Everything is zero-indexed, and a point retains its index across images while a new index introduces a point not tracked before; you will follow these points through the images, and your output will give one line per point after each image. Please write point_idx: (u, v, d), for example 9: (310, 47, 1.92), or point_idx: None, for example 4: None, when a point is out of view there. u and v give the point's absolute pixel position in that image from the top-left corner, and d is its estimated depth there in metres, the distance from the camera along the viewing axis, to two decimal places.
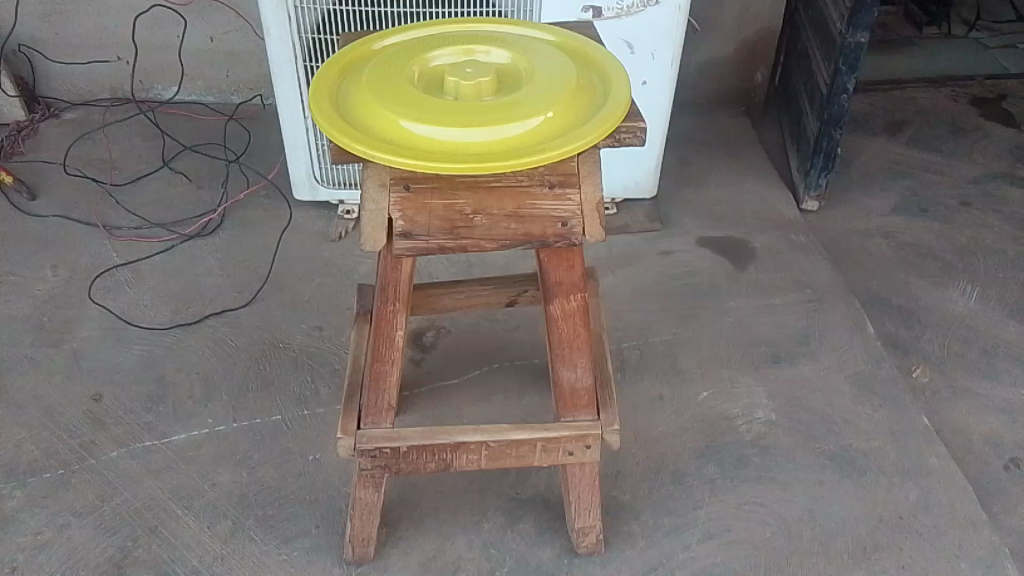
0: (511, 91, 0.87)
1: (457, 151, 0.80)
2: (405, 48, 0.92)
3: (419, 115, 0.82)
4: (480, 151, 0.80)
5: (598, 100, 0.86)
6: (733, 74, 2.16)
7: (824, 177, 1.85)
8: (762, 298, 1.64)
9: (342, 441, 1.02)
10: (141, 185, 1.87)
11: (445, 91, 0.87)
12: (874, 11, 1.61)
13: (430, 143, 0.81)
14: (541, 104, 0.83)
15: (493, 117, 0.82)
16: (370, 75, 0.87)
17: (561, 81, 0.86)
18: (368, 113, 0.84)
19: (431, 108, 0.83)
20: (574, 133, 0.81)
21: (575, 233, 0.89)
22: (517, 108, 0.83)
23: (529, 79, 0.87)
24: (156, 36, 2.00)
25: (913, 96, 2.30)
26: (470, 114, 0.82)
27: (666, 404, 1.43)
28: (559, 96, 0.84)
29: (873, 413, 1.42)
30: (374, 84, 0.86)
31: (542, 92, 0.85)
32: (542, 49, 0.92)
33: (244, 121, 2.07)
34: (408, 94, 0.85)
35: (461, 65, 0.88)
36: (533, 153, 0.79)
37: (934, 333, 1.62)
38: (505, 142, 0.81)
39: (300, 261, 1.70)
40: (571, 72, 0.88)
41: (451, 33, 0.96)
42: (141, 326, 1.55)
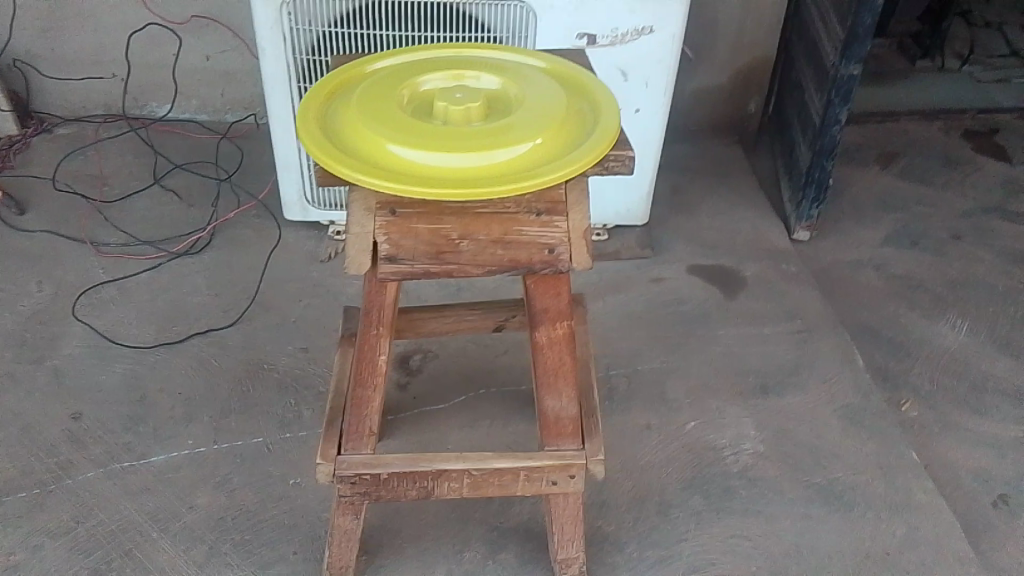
0: (500, 117, 0.86)
1: (443, 176, 0.79)
2: (396, 72, 0.92)
3: (407, 139, 0.81)
4: (467, 177, 0.79)
5: (588, 128, 0.86)
6: (727, 103, 2.17)
7: (816, 207, 1.85)
8: (752, 327, 1.64)
9: (321, 466, 1.00)
10: (131, 202, 1.86)
11: (433, 115, 0.86)
12: (868, 44, 1.62)
13: (417, 168, 0.80)
14: (530, 131, 0.83)
15: (481, 143, 0.81)
16: (359, 98, 0.87)
17: (551, 109, 0.86)
18: (355, 136, 0.83)
19: (419, 133, 0.82)
20: (563, 161, 0.80)
21: (562, 260, 0.88)
22: (505, 134, 0.82)
23: (519, 106, 0.87)
24: (151, 53, 2.00)
25: (906, 129, 2.31)
26: (458, 139, 0.81)
27: (653, 433, 1.41)
28: (547, 123, 0.84)
29: (862, 447, 1.40)
30: (362, 107, 0.85)
31: (531, 118, 0.84)
32: (533, 75, 0.91)
33: (237, 139, 2.06)
34: (396, 118, 0.84)
35: (450, 90, 0.87)
36: (520, 180, 0.78)
37: (924, 366, 1.61)
38: (492, 168, 0.80)
39: (289, 281, 1.69)
40: (561, 100, 0.87)
41: (442, 57, 0.96)
42: (125, 344, 1.54)
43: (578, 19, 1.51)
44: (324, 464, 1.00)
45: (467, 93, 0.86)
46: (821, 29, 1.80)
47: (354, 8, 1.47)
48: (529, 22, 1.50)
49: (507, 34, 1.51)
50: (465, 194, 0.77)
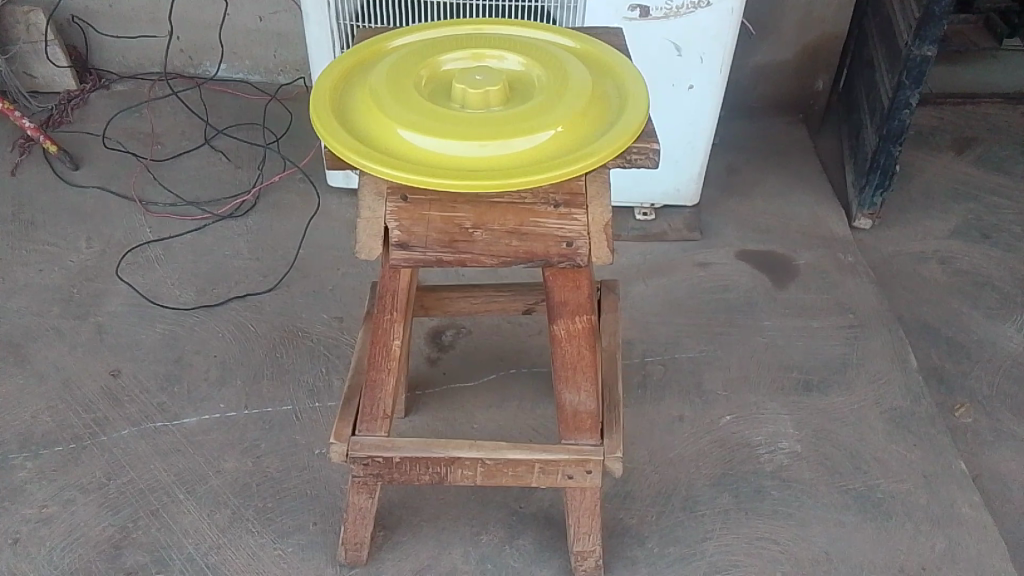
0: (521, 102, 0.82)
1: (457, 166, 0.76)
2: (415, 49, 0.89)
3: (422, 125, 0.78)
4: (482, 167, 0.76)
5: (614, 115, 0.81)
6: (793, 80, 2.07)
7: (879, 194, 1.75)
8: (799, 319, 1.56)
9: (334, 446, 0.99)
10: (180, 162, 1.88)
11: (452, 98, 0.83)
12: (945, 23, 1.51)
13: (431, 156, 0.77)
14: (551, 118, 0.78)
15: (498, 130, 0.77)
16: (375, 79, 0.84)
17: (575, 92, 0.81)
18: (371, 121, 0.81)
19: (435, 119, 0.79)
20: (584, 152, 0.76)
21: (580, 255, 0.84)
22: (524, 121, 0.78)
23: (542, 89, 0.83)
24: (205, 13, 2.00)
25: (987, 113, 2.17)
26: (474, 125, 0.78)
27: (685, 425, 1.37)
28: (571, 109, 0.80)
29: (906, 453, 1.33)
30: (378, 88, 0.83)
31: (554, 103, 0.80)
32: (559, 55, 0.87)
33: (287, 101, 2.06)
34: (412, 101, 0.81)
35: (470, 70, 0.84)
36: (536, 171, 0.74)
37: (982, 370, 1.53)
38: (509, 159, 0.77)
39: (329, 248, 1.68)
40: (586, 83, 0.83)
41: (466, 34, 0.92)
42: (165, 304, 1.56)
43: None
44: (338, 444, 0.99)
45: (486, 75, 0.82)
46: (896, 4, 1.69)
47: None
48: None
49: (556, 3, 1.45)
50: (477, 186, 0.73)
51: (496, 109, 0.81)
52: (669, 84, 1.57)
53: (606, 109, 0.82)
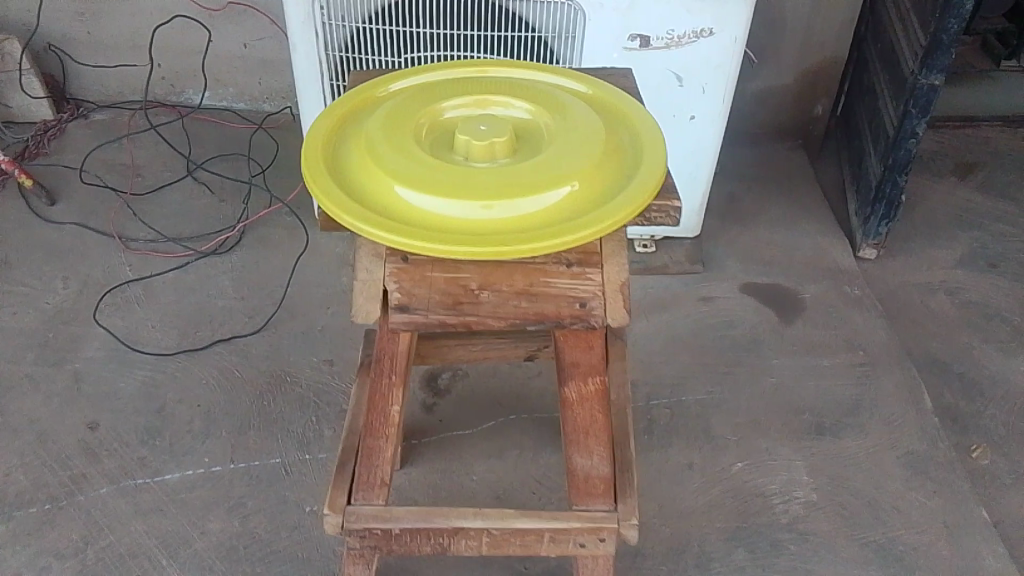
0: (529, 155, 0.76)
1: (461, 230, 0.70)
2: (414, 93, 0.82)
3: (423, 183, 0.72)
4: (489, 231, 0.70)
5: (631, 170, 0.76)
6: (792, 105, 2.02)
7: (885, 225, 1.70)
8: (809, 357, 1.51)
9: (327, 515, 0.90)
10: (162, 195, 1.81)
11: (455, 151, 0.77)
12: (953, 52, 1.46)
13: (434, 218, 0.71)
14: (563, 174, 0.72)
15: (506, 189, 0.71)
16: (371, 128, 0.78)
17: (588, 143, 0.75)
18: (367, 177, 0.75)
19: (437, 175, 0.73)
20: (602, 215, 0.70)
21: (595, 316, 0.77)
22: (534, 177, 0.72)
23: (552, 139, 0.77)
24: (188, 40, 1.93)
25: (987, 136, 2.14)
26: (480, 183, 0.72)
27: (695, 474, 1.31)
28: (585, 163, 0.73)
29: (925, 501, 1.28)
30: (374, 139, 0.76)
31: (566, 157, 0.74)
32: (570, 99, 0.81)
33: (273, 130, 1.99)
34: (411, 154, 0.75)
35: (474, 120, 0.78)
36: (546, 238, 0.68)
37: (997, 408, 1.48)
38: (519, 222, 0.71)
39: (318, 286, 1.62)
40: (600, 132, 0.77)
41: (469, 76, 0.86)
42: (146, 349, 1.48)
43: (632, 18, 1.38)
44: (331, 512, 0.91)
45: (491, 126, 0.76)
46: (900, 31, 1.65)
47: (391, 4, 1.38)
48: (578, 22, 1.38)
49: (553, 33, 1.40)
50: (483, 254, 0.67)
51: (503, 162, 0.76)
52: (670, 115, 1.52)
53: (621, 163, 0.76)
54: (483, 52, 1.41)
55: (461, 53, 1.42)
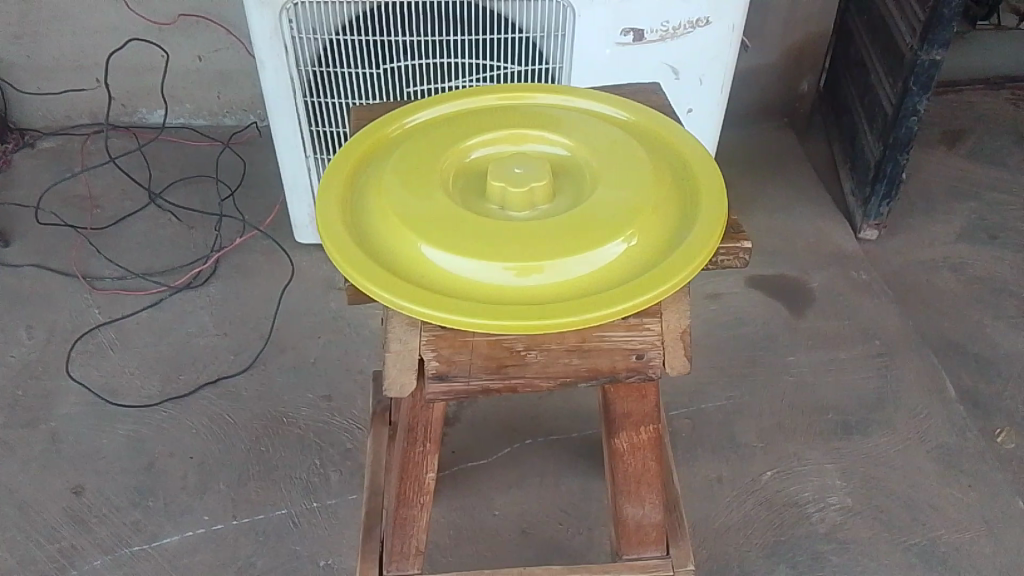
0: (570, 202, 0.75)
1: (511, 296, 0.68)
2: (434, 135, 0.81)
3: (464, 242, 0.69)
4: (542, 295, 0.68)
5: (683, 215, 0.75)
6: (777, 84, 1.96)
7: (886, 205, 1.65)
8: (825, 352, 1.46)
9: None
10: (125, 226, 1.69)
11: (491, 200, 0.75)
12: (954, 26, 1.41)
13: (477, 282, 0.69)
14: (614, 222, 0.71)
15: (557, 246, 0.69)
16: (393, 180, 0.75)
17: (636, 185, 0.74)
18: (396, 238, 0.72)
19: (477, 232, 0.70)
20: (664, 267, 0.68)
21: (653, 367, 0.73)
22: (583, 228, 0.71)
23: (594, 183, 0.76)
24: (139, 58, 1.80)
25: (970, 101, 2.11)
26: (526, 240, 0.70)
27: (725, 487, 1.26)
28: (637, 209, 0.72)
29: (962, 497, 1.24)
30: (399, 194, 0.74)
31: (611, 205, 0.73)
32: (605, 136, 0.80)
33: (239, 147, 1.87)
34: (444, 209, 0.72)
35: (508, 163, 0.75)
36: (605, 298, 0.66)
37: (1016, 387, 1.43)
38: (573, 280, 0.69)
39: (306, 315, 1.52)
40: (646, 172, 0.76)
41: (494, 114, 0.84)
42: (127, 400, 1.38)
43: (624, 12, 1.29)
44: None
45: (528, 171, 0.75)
46: (891, 4, 1.59)
47: (365, 11, 1.27)
48: (566, 18, 1.28)
49: (541, 32, 1.30)
50: (543, 328, 0.64)
51: (543, 211, 0.74)
52: None
53: (670, 207, 0.75)
54: (467, 57, 1.32)
55: (443, 59, 1.32)
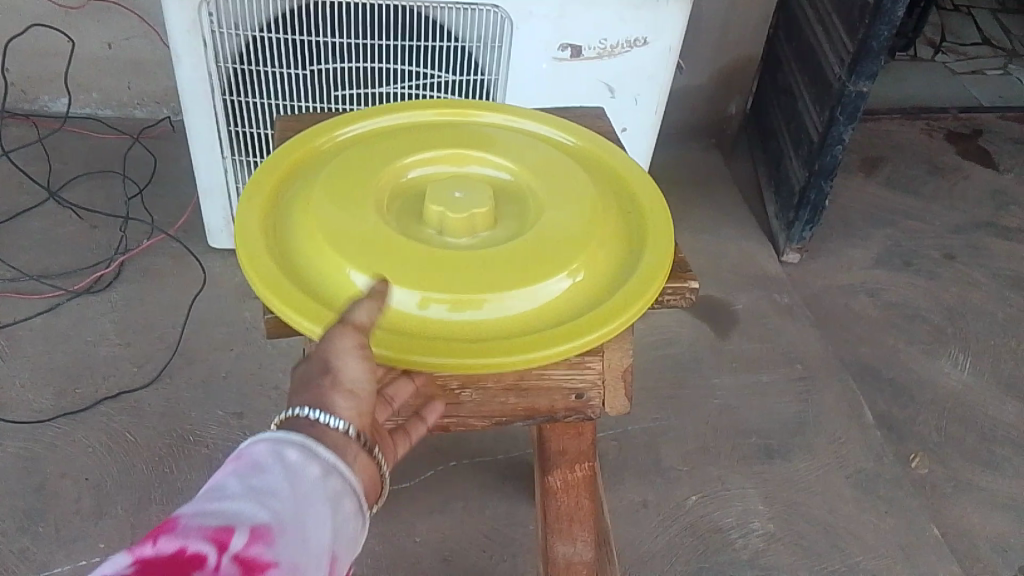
0: (512, 229, 0.72)
1: (446, 332, 0.64)
2: (369, 151, 0.76)
3: (398, 269, 0.65)
4: (482, 329, 0.64)
5: (630, 251, 0.73)
6: (707, 104, 1.98)
7: (808, 230, 1.68)
8: (749, 375, 1.47)
9: (333, 429, 0.57)
10: (20, 223, 1.56)
11: (429, 224, 0.71)
12: (882, 60, 1.44)
13: (409, 314, 0.64)
14: (560, 254, 0.68)
15: (500, 278, 0.66)
16: (321, 198, 0.70)
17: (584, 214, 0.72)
18: (322, 261, 0.67)
19: (413, 258, 0.66)
20: (613, 305, 0.66)
21: (593, 406, 0.81)
22: (528, 257, 0.67)
23: (538, 211, 0.73)
24: (43, 44, 1.68)
25: (888, 130, 2.15)
26: (465, 269, 0.66)
27: (650, 513, 1.25)
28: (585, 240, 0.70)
29: (879, 523, 1.27)
30: (329, 214, 0.69)
31: (558, 235, 0.69)
32: (550, 161, 0.78)
33: (151, 142, 1.77)
34: (377, 230, 0.68)
35: (448, 185, 0.72)
36: (547, 339, 0.63)
37: (928, 413, 1.46)
38: (515, 314, 0.65)
39: (217, 325, 1.43)
40: (593, 200, 0.74)
41: (434, 131, 0.81)
42: (15, 414, 1.27)
43: (564, 27, 1.26)
44: (333, 448, 0.56)
45: (468, 195, 0.71)
46: (820, 32, 1.62)
47: (294, 9, 1.21)
48: (505, 29, 1.25)
49: (478, 43, 1.27)
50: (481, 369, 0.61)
51: (484, 238, 0.71)
52: None
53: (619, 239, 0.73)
54: (401, 62, 1.27)
55: (376, 63, 1.27)
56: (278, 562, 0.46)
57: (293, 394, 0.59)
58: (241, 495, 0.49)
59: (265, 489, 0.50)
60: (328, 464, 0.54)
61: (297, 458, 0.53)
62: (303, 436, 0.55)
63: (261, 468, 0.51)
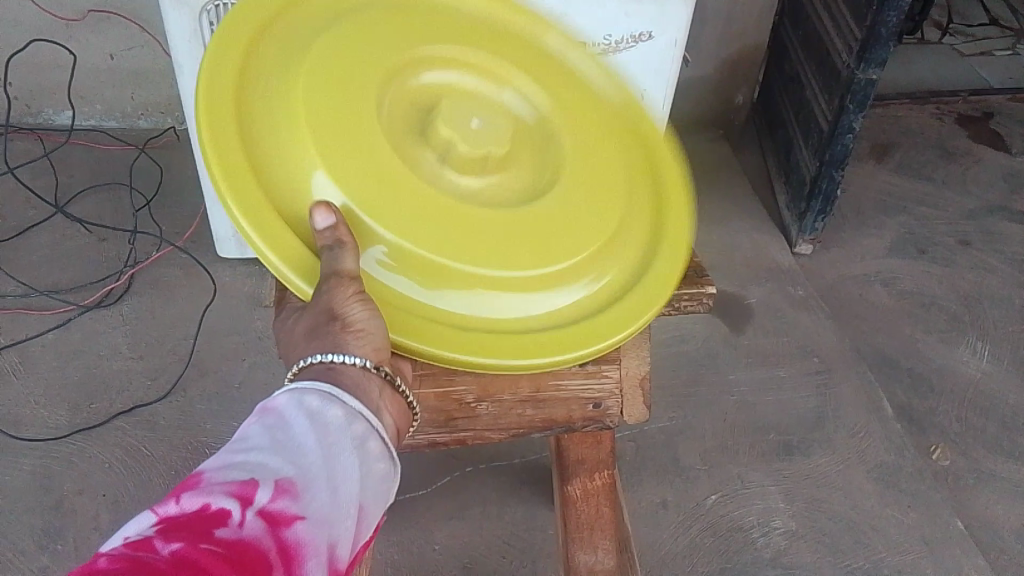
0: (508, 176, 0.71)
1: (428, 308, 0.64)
2: (408, 25, 0.72)
3: (386, 192, 0.63)
4: (446, 293, 0.64)
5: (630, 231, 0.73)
6: (714, 94, 1.95)
7: (821, 221, 1.66)
8: (765, 370, 1.46)
9: (349, 368, 0.57)
10: (29, 238, 1.56)
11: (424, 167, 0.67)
12: (890, 47, 1.42)
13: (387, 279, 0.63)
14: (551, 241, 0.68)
15: (482, 246, 0.65)
16: (334, 63, 0.65)
17: (590, 196, 0.71)
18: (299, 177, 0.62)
19: (406, 186, 0.64)
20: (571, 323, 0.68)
21: (611, 415, 0.81)
22: (520, 234, 0.67)
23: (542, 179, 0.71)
24: (45, 57, 1.64)
25: (898, 115, 2.12)
26: (455, 228, 0.65)
27: (670, 513, 1.24)
28: (581, 231, 0.70)
29: (902, 517, 1.26)
30: (331, 85, 0.64)
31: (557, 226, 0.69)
32: (580, 115, 0.76)
33: (155, 152, 1.76)
34: (378, 134, 0.64)
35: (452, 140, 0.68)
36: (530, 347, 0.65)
37: (948, 403, 1.45)
38: (487, 283, 0.65)
39: (229, 336, 1.43)
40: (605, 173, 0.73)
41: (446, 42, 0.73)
42: (31, 431, 1.27)
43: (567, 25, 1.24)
44: (357, 388, 0.56)
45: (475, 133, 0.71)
46: (825, 19, 1.60)
47: None
48: None
49: None
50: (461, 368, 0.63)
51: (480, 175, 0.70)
52: None
53: (620, 224, 0.72)
54: None
55: None
56: (306, 515, 0.42)
57: (305, 338, 0.59)
58: (265, 443, 0.45)
59: (290, 439, 0.46)
60: (353, 410, 0.53)
61: (321, 406, 0.51)
62: (320, 381, 0.54)
63: (285, 418, 0.48)
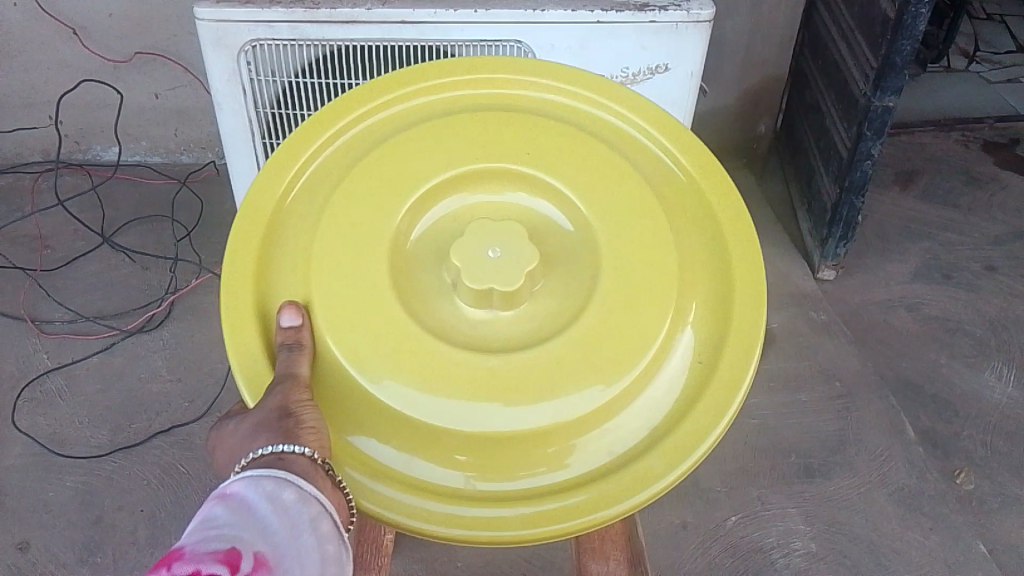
0: (539, 315, 0.63)
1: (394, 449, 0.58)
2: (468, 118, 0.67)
3: (367, 331, 0.60)
4: (427, 445, 0.58)
5: (640, 378, 0.60)
6: (737, 125, 1.98)
7: (843, 246, 1.67)
8: (786, 394, 1.47)
9: (297, 457, 0.53)
10: (76, 268, 1.65)
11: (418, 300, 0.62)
12: (906, 74, 1.43)
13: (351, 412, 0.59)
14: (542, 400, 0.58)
15: (455, 390, 0.58)
16: (357, 184, 0.64)
17: (604, 351, 0.60)
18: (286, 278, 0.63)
19: (401, 340, 0.59)
20: (573, 492, 0.56)
21: None
22: (506, 392, 0.58)
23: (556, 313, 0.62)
24: (93, 96, 1.74)
25: (923, 143, 2.12)
26: (412, 370, 0.59)
27: (689, 534, 1.26)
28: (578, 391, 0.59)
29: (924, 539, 1.26)
30: (342, 208, 0.63)
31: (533, 369, 0.59)
32: (648, 214, 0.64)
33: (197, 186, 1.84)
34: (345, 267, 0.61)
35: (472, 246, 0.62)
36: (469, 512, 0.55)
37: (972, 428, 1.45)
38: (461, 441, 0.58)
39: None
40: (640, 287, 0.61)
41: (513, 133, 0.67)
42: (76, 450, 1.34)
43: None
44: (297, 473, 0.52)
45: (488, 265, 0.62)
46: (843, 48, 1.62)
47: (346, 48, 0.99)
48: None
49: None
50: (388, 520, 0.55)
51: (495, 316, 0.63)
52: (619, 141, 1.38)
53: (656, 360, 0.61)
54: None
55: None
56: None
57: (253, 445, 0.56)
58: (229, 524, 0.45)
59: (252, 523, 0.46)
60: (309, 495, 0.51)
61: (277, 490, 0.50)
62: (264, 468, 0.52)
63: (248, 502, 0.48)
